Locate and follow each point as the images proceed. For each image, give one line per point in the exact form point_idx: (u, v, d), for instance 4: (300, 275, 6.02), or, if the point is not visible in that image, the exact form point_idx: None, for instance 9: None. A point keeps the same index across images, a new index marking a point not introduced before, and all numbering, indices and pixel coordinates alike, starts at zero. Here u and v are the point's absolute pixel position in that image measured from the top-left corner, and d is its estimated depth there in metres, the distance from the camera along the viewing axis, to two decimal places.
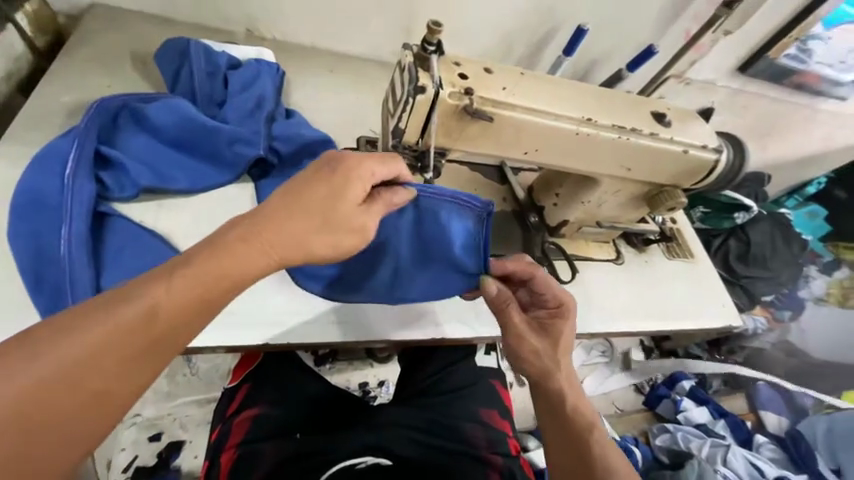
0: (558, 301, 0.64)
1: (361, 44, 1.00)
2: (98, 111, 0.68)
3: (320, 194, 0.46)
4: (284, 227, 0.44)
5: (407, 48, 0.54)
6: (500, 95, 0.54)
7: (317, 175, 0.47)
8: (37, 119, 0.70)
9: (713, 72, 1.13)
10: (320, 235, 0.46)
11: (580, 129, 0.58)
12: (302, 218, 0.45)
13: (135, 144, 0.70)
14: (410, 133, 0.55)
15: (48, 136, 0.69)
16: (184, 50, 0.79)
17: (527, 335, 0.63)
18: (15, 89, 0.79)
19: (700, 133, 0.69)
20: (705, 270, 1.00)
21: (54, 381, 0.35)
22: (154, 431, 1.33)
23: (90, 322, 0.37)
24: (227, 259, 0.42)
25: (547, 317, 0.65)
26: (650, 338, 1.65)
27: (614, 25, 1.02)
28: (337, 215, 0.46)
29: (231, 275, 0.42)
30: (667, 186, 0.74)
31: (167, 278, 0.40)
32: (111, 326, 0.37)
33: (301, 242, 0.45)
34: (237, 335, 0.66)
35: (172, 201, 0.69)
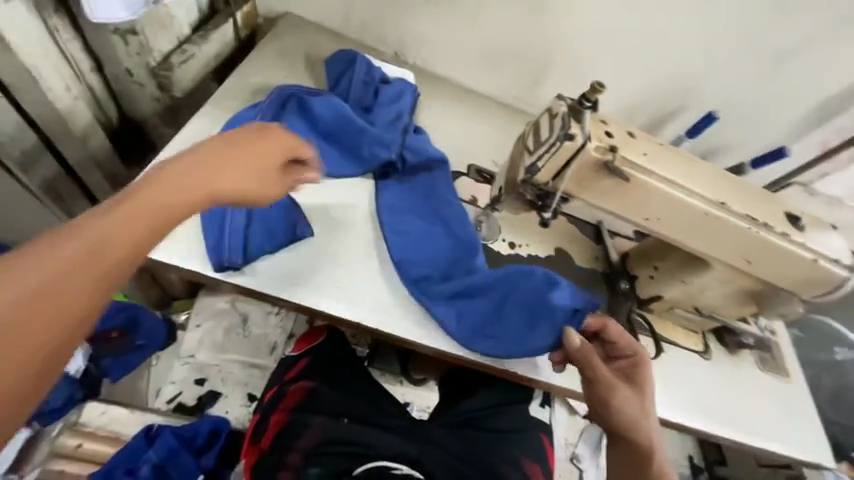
0: (633, 351, 0.70)
1: (490, 85, 1.09)
2: (277, 96, 0.82)
3: (228, 153, 0.54)
4: (192, 176, 0.51)
5: (562, 98, 0.59)
6: (640, 160, 0.57)
7: (233, 140, 0.55)
8: (232, 92, 0.87)
9: (844, 189, 1.06)
10: (220, 188, 0.53)
11: (711, 210, 0.59)
12: (208, 169, 0.52)
13: (296, 126, 0.82)
14: (544, 173, 0.60)
15: (236, 107, 0.85)
16: (351, 60, 0.92)
17: (617, 385, 0.67)
18: (216, 65, 0.98)
19: (835, 247, 0.65)
20: (799, 395, 0.90)
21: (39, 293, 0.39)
22: (199, 376, 1.43)
23: (76, 241, 0.42)
24: (138, 190, 0.47)
25: (631, 369, 0.69)
26: (701, 456, 1.52)
27: (746, 120, 1.00)
28: (236, 174, 0.54)
29: (154, 217, 0.47)
30: (784, 290, 0.70)
31: (112, 205, 0.45)
32: (88, 245, 0.42)
33: (197, 189, 0.51)
34: (334, 307, 0.71)
35: (313, 180, 0.80)
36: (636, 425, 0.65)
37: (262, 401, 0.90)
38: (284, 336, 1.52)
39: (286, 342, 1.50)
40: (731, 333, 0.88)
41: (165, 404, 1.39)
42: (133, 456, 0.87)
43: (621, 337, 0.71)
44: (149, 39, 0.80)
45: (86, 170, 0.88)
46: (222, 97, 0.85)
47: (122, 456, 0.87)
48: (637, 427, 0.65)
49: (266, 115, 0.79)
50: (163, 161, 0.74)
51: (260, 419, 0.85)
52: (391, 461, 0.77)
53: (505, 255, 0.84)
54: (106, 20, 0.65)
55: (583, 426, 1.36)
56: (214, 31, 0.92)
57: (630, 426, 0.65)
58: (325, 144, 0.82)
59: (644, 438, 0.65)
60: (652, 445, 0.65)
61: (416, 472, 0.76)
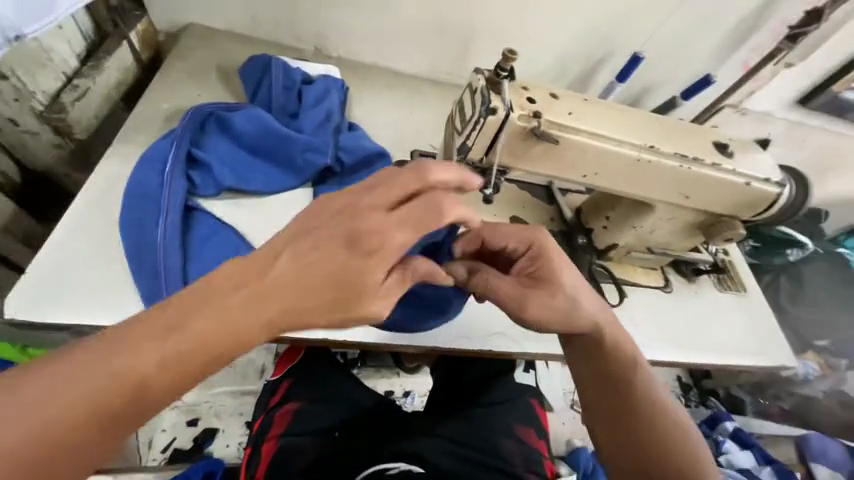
0: (529, 244, 0.63)
1: (420, 64, 1.05)
2: (191, 118, 0.76)
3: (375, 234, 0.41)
4: (310, 281, 0.40)
5: (479, 71, 0.58)
6: (566, 120, 0.57)
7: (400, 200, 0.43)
8: (143, 123, 0.80)
9: (773, 104, 1.10)
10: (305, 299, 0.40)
11: (642, 156, 0.60)
12: (314, 267, 0.40)
13: (219, 148, 0.77)
14: (476, 151, 0.58)
15: (150, 139, 0.78)
16: (265, 65, 0.86)
17: (526, 289, 0.60)
18: (122, 96, 0.90)
19: (763, 166, 0.68)
20: (758, 306, 0.96)
21: (68, 419, 0.35)
22: (191, 417, 1.40)
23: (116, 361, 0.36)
24: (218, 309, 0.38)
25: (538, 266, 0.62)
26: (688, 375, 1.63)
27: (672, 54, 1.02)
28: (360, 289, 0.41)
29: (242, 328, 0.39)
30: (725, 216, 0.73)
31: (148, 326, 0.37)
32: (120, 366, 0.36)
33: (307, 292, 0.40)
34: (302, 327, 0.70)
35: (249, 201, 0.76)
36: (568, 320, 0.60)
37: (252, 433, 0.90)
38: (271, 357, 1.50)
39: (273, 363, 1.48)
40: (687, 263, 0.92)
41: (160, 454, 1.34)
42: None
43: (503, 238, 0.64)
44: (26, 82, 0.73)
45: (2, 239, 0.80)
46: (132, 132, 0.78)
47: None
48: (574, 322, 0.60)
49: (183, 141, 0.74)
50: (77, 212, 0.68)
51: (252, 451, 0.84)
52: (388, 462, 0.74)
53: None
54: None
55: None
56: (107, 59, 0.83)
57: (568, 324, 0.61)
58: (255, 160, 0.78)
59: (586, 325, 0.61)
60: (597, 332, 0.61)
61: (415, 466, 0.73)
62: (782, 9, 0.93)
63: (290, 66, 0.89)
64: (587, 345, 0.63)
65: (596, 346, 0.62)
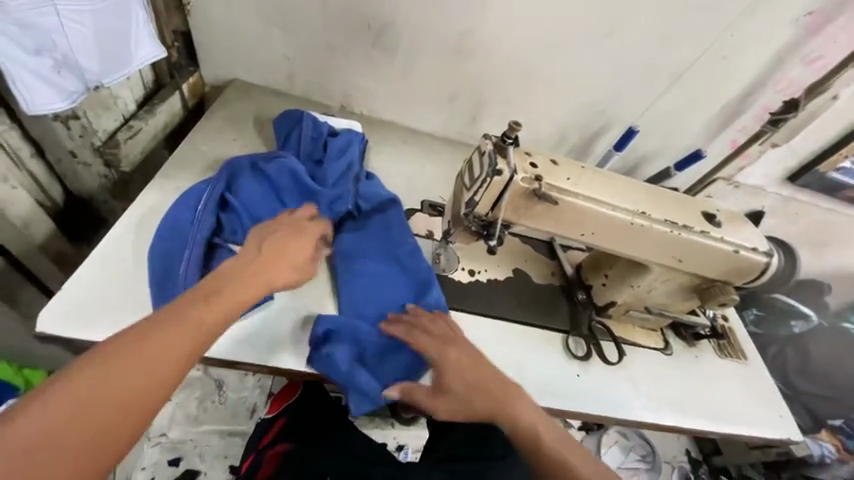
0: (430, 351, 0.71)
1: (434, 123, 1.15)
2: (229, 165, 0.84)
3: (293, 248, 0.66)
4: (282, 262, 0.63)
5: (488, 137, 0.65)
6: (565, 185, 0.63)
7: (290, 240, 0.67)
8: (182, 161, 0.88)
9: (762, 179, 1.18)
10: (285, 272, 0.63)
11: (635, 220, 0.65)
12: (275, 277, 0.61)
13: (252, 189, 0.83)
14: (482, 206, 0.64)
15: (187, 176, 0.86)
16: (297, 120, 0.96)
17: (433, 396, 0.68)
18: (166, 136, 1.00)
19: (750, 236, 0.73)
20: (758, 374, 0.96)
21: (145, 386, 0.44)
22: (173, 456, 1.34)
23: (179, 333, 0.48)
24: (243, 291, 0.57)
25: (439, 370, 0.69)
26: (697, 449, 1.55)
27: (666, 130, 1.11)
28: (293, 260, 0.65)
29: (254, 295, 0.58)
30: (716, 281, 0.76)
31: (204, 302, 0.52)
32: (192, 332, 0.49)
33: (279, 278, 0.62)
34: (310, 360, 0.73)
35: None
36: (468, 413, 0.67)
37: (240, 473, 0.89)
38: (263, 397, 1.47)
39: (265, 403, 1.45)
40: (686, 327, 0.94)
41: None
42: None
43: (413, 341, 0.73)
44: (92, 121, 0.82)
45: (33, 258, 0.86)
46: (172, 170, 0.86)
47: None
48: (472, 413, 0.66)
49: (218, 185, 0.80)
50: (113, 238, 0.73)
51: None
52: None
53: (466, 283, 0.87)
54: (42, 110, 0.64)
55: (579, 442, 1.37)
56: (160, 104, 0.94)
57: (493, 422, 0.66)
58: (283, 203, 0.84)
59: (483, 413, 0.67)
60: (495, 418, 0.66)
61: None
62: (764, 98, 1.02)
63: (319, 120, 0.98)
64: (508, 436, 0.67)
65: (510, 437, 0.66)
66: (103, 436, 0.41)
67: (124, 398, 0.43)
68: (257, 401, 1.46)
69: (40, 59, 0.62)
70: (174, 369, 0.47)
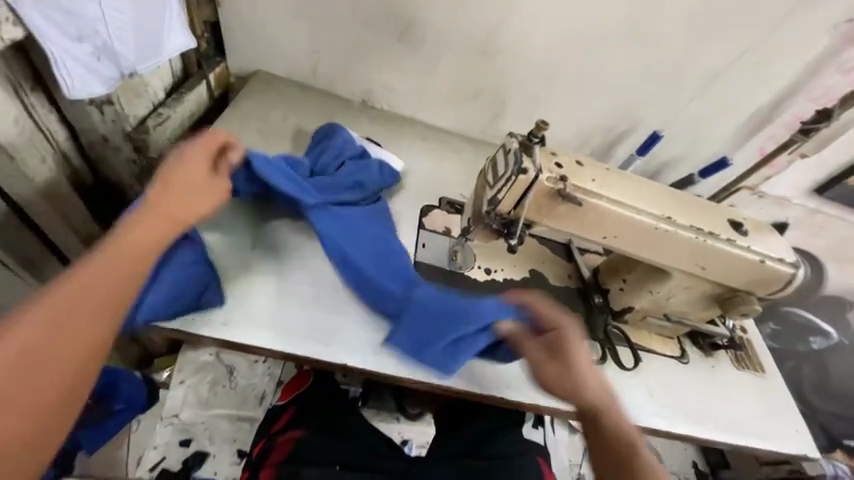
0: (554, 324, 0.70)
1: (454, 121, 1.15)
2: None
3: (193, 170, 0.62)
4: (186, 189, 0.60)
5: (514, 136, 0.65)
6: (590, 186, 0.63)
7: (186, 157, 0.62)
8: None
9: (788, 189, 1.15)
10: (191, 199, 0.60)
11: (660, 225, 0.65)
12: (182, 207, 0.59)
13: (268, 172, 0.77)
14: (505, 204, 0.64)
15: None
16: (331, 130, 0.94)
17: (531, 350, 0.69)
18: (191, 125, 1.02)
19: (777, 247, 0.71)
20: (776, 388, 0.94)
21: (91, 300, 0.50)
22: (185, 437, 1.37)
23: (103, 258, 0.53)
24: (162, 211, 0.58)
25: (559, 343, 0.68)
26: (704, 461, 1.52)
27: (691, 135, 1.09)
28: (204, 186, 0.62)
29: (163, 232, 0.57)
30: (739, 291, 0.75)
31: (101, 252, 0.53)
32: (88, 288, 0.50)
33: (185, 206, 0.60)
34: (326, 350, 0.74)
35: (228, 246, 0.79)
36: (565, 384, 0.65)
37: (252, 457, 0.91)
38: (273, 384, 1.49)
39: (275, 390, 1.48)
40: (704, 336, 0.92)
41: (148, 472, 1.33)
42: None
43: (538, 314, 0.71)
44: (124, 107, 0.84)
45: (62, 237, 0.88)
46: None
47: None
48: (578, 392, 0.65)
49: None
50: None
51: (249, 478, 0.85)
52: None
53: (482, 281, 0.87)
54: (81, 94, 0.66)
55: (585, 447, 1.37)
56: (188, 92, 0.96)
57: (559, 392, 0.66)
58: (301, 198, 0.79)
59: (586, 397, 0.65)
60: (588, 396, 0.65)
61: None
62: (795, 106, 1.00)
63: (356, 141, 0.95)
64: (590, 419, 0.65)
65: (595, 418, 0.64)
66: (82, 346, 0.48)
67: (81, 313, 0.49)
68: (267, 388, 1.49)
69: (81, 46, 0.64)
70: (122, 278, 0.53)
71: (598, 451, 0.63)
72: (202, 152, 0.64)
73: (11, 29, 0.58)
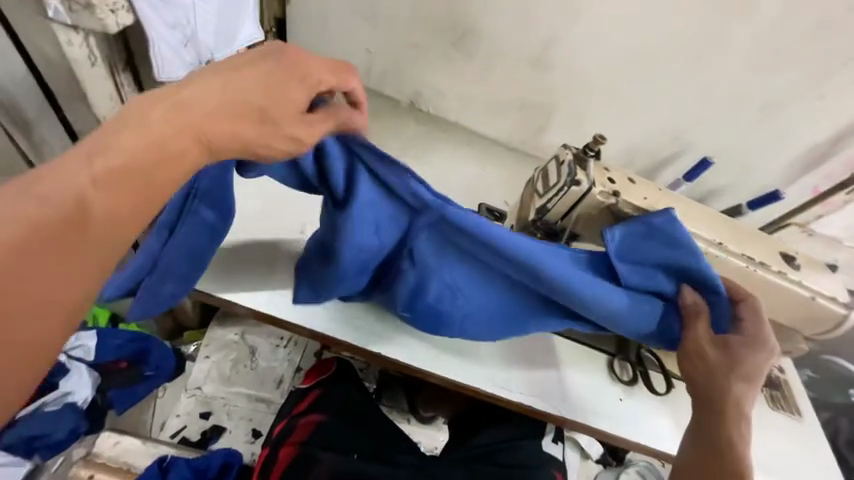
0: (755, 330, 0.60)
1: (498, 130, 1.16)
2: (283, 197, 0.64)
3: (249, 79, 0.46)
4: (240, 105, 0.45)
5: (568, 148, 0.66)
6: (641, 204, 0.63)
7: (253, 62, 0.47)
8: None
9: (841, 229, 1.10)
10: (253, 129, 0.46)
11: (709, 249, 0.64)
12: (235, 137, 0.45)
13: (369, 202, 0.62)
14: (553, 213, 0.65)
15: None
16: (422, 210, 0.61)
17: (704, 342, 0.61)
18: None
19: (830, 285, 0.69)
20: (813, 436, 0.89)
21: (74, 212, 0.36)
22: (205, 409, 1.43)
23: (94, 160, 0.37)
24: (173, 115, 0.41)
25: (745, 346, 0.59)
26: None
27: (741, 164, 1.07)
28: (280, 110, 0.47)
29: (187, 160, 0.42)
30: (786, 328, 0.73)
31: (87, 166, 0.37)
32: (60, 217, 0.35)
33: (233, 133, 0.45)
34: (360, 337, 0.76)
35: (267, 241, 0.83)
36: (711, 375, 0.60)
37: (272, 435, 0.94)
38: (291, 370, 1.52)
39: (293, 375, 1.51)
40: None
41: (168, 438, 1.39)
42: None
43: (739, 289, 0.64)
44: None
45: None
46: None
47: None
48: (725, 389, 0.58)
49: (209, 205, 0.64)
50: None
51: (269, 455, 0.88)
52: None
53: None
54: (168, 79, 0.71)
55: (597, 473, 1.34)
56: None
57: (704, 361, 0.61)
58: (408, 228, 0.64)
59: (722, 400, 0.58)
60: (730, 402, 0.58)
61: None
62: None
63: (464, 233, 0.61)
64: (708, 412, 0.59)
65: (720, 417, 0.58)
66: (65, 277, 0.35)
67: (58, 228, 0.35)
68: (286, 372, 1.52)
69: (175, 34, 0.69)
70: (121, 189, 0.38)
71: (702, 417, 0.60)
72: (272, 70, 0.47)
73: (124, 16, 0.63)
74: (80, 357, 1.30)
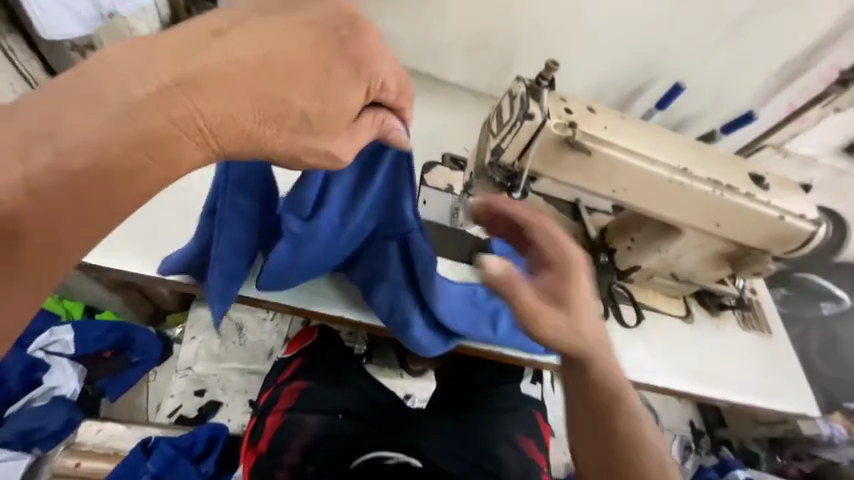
0: (563, 260, 0.56)
1: (459, 73, 1.07)
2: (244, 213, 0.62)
3: (306, 70, 0.42)
4: (268, 97, 0.40)
5: (521, 80, 0.60)
6: (601, 134, 0.59)
7: (322, 41, 0.43)
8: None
9: (817, 148, 1.04)
10: (293, 136, 0.44)
11: (674, 177, 0.61)
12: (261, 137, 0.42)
13: (332, 228, 0.65)
14: (509, 154, 0.61)
15: None
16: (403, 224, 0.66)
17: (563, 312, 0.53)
18: None
19: (799, 203, 0.67)
20: (782, 350, 0.92)
21: (26, 218, 0.32)
22: (199, 387, 1.44)
23: (38, 150, 0.32)
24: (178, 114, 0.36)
25: (573, 298, 0.54)
26: (702, 420, 1.55)
27: (716, 87, 1.01)
28: (328, 101, 0.44)
29: (184, 166, 0.39)
30: (754, 250, 0.72)
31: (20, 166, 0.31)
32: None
33: (247, 135, 0.41)
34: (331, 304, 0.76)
35: None
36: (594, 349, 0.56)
37: (258, 405, 0.94)
38: (280, 341, 1.52)
39: (282, 346, 1.51)
40: (712, 296, 0.90)
41: (167, 418, 1.42)
42: (130, 470, 0.87)
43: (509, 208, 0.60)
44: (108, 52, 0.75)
45: None
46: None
47: (120, 471, 0.86)
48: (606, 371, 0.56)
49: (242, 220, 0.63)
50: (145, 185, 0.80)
51: (256, 423, 0.89)
52: (385, 450, 0.79)
53: (485, 239, 0.84)
54: (58, 37, 0.68)
55: None
56: None
57: (530, 315, 0.52)
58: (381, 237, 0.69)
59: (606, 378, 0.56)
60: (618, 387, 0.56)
61: (412, 458, 0.78)
62: (834, 50, 0.90)
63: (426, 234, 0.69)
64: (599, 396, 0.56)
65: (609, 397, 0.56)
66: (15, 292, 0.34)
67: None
68: (275, 344, 1.52)
69: None
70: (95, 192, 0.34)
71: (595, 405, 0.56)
72: (318, 75, 0.43)
73: None
74: (60, 351, 1.33)
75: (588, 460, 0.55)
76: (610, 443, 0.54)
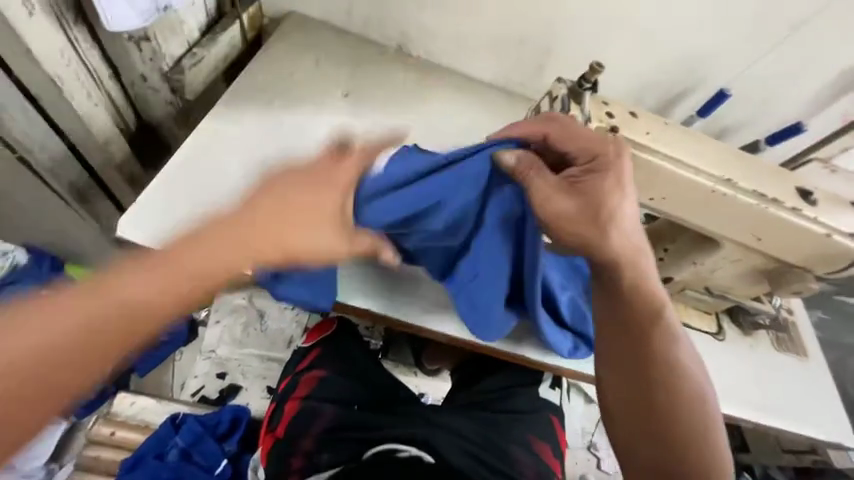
0: (590, 154, 0.56)
1: (494, 73, 1.07)
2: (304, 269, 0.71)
3: (322, 183, 0.53)
4: (302, 207, 0.51)
5: (563, 82, 0.61)
6: (643, 139, 0.58)
7: (333, 160, 0.56)
8: (245, 93, 0.89)
9: None
10: (313, 232, 0.52)
11: (717, 188, 0.59)
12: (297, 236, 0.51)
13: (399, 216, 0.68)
14: (546, 156, 0.61)
15: (247, 112, 0.87)
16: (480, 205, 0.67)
17: (599, 203, 0.56)
18: (219, 77, 0.98)
19: (850, 221, 0.64)
20: (818, 374, 0.88)
21: (108, 315, 0.43)
22: (221, 370, 1.49)
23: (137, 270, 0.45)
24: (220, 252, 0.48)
25: (601, 191, 0.56)
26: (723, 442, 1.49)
27: (761, 96, 0.97)
28: (333, 207, 0.54)
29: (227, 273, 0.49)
30: (796, 267, 0.69)
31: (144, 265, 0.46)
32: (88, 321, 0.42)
33: (287, 239, 0.51)
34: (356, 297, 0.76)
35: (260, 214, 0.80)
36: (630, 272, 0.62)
37: (278, 390, 0.97)
38: (300, 330, 1.56)
39: (301, 335, 1.55)
40: (746, 314, 0.87)
41: (190, 397, 1.47)
42: (161, 443, 0.91)
43: (567, 142, 0.57)
44: (160, 45, 0.81)
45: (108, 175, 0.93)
46: (233, 101, 0.88)
47: (152, 443, 0.91)
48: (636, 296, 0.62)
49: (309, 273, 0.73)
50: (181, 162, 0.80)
51: (275, 409, 0.92)
52: (397, 444, 0.75)
53: None
54: (120, 29, 0.67)
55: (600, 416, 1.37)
56: (222, 33, 0.91)
57: (560, 215, 0.57)
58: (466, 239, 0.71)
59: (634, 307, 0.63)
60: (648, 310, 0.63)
61: (427, 454, 0.75)
62: None
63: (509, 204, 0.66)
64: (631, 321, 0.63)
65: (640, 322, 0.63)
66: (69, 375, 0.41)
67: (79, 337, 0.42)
68: (294, 333, 1.55)
69: None
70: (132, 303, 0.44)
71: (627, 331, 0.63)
72: (318, 198, 0.53)
73: None
74: None
75: (626, 388, 0.62)
76: (657, 387, 0.60)
